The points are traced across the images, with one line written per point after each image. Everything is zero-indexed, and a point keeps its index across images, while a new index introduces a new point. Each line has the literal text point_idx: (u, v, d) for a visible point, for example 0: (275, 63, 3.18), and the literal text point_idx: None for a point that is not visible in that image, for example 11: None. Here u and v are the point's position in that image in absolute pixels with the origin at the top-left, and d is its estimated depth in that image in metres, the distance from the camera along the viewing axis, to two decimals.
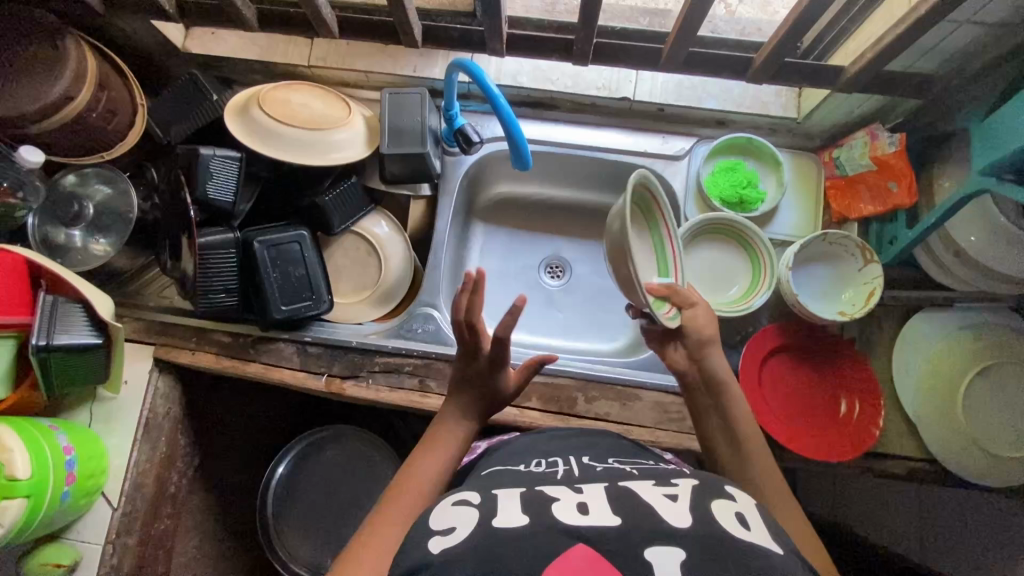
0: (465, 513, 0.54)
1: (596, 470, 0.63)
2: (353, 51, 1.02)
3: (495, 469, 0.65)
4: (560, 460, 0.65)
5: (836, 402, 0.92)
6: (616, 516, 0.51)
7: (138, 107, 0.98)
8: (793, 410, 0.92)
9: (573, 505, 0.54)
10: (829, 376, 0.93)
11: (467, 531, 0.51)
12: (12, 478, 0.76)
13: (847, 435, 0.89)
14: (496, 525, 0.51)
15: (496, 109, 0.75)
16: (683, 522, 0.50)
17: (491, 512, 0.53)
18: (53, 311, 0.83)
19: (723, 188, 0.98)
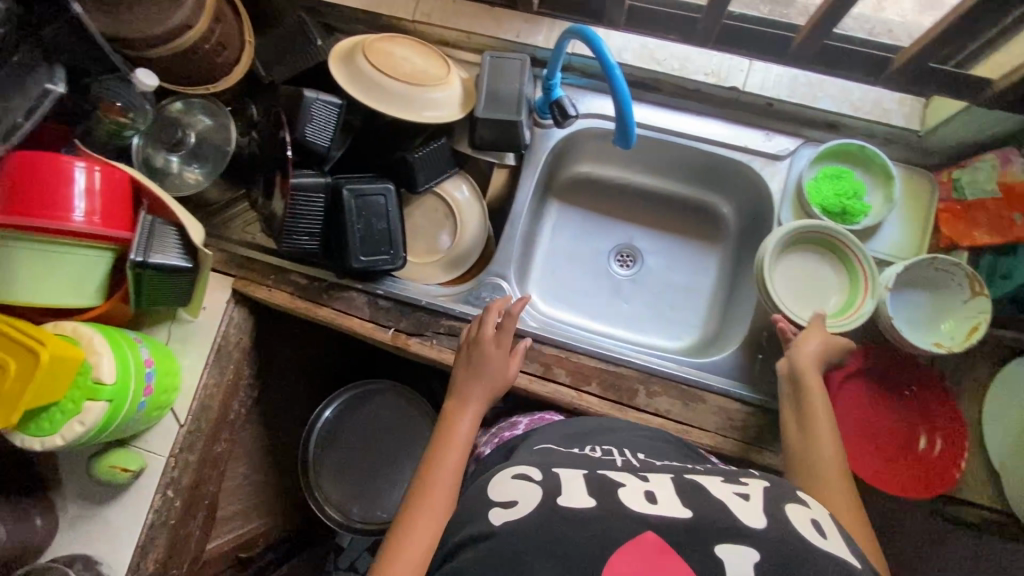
0: (529, 488, 0.61)
1: (655, 464, 0.70)
2: (459, 10, 1.01)
3: (549, 447, 0.73)
4: (616, 453, 0.73)
5: (915, 437, 0.86)
6: (685, 508, 0.57)
7: (246, 44, 1.00)
8: (866, 437, 0.87)
9: (639, 492, 0.60)
10: (912, 408, 0.87)
11: (529, 507, 0.58)
12: (99, 381, 0.81)
13: (920, 471, 0.85)
14: (560, 503, 0.57)
15: (611, 81, 0.73)
16: (755, 521, 0.55)
17: (556, 490, 0.59)
18: (152, 230, 0.87)
19: (825, 196, 0.93)
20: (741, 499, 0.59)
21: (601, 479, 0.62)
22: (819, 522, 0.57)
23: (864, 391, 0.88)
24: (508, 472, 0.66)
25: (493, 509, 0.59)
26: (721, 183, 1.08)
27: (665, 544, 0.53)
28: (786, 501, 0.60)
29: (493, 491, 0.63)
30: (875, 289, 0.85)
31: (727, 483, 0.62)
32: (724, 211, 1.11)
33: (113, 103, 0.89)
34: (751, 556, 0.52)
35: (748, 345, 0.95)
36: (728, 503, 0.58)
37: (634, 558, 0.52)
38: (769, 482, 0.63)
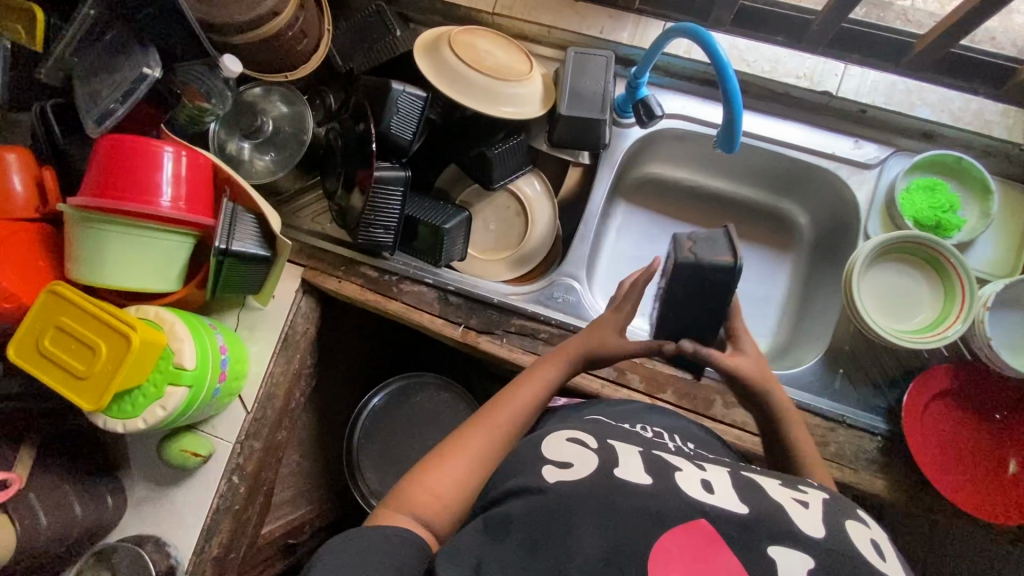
0: (586, 454, 0.60)
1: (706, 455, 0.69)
2: (541, 5, 0.99)
3: (600, 419, 0.74)
4: (663, 437, 0.73)
5: (1005, 462, 0.82)
6: (743, 504, 0.54)
7: (325, 34, 0.99)
8: (953, 458, 0.83)
9: (697, 481, 0.58)
10: (1000, 431, 0.84)
11: (586, 469, 0.58)
12: (180, 366, 0.81)
13: (1010, 498, 0.80)
14: (619, 476, 0.56)
15: (724, 81, 0.71)
16: (816, 531, 0.52)
17: (611, 461, 0.59)
18: (233, 217, 0.87)
19: (919, 209, 0.89)
20: (801, 506, 0.56)
21: (657, 459, 0.62)
22: (880, 544, 0.54)
23: (954, 409, 0.85)
24: (559, 434, 0.66)
25: (547, 465, 0.59)
26: (799, 191, 1.05)
27: (715, 535, 0.51)
28: (846, 516, 0.56)
29: (548, 449, 0.63)
30: (966, 317, 0.81)
31: (786, 487, 0.60)
32: (801, 220, 1.08)
33: (196, 89, 0.89)
34: (802, 561, 0.49)
35: (827, 358, 0.92)
36: (788, 508, 0.55)
37: (682, 541, 0.51)
38: (829, 494, 0.60)
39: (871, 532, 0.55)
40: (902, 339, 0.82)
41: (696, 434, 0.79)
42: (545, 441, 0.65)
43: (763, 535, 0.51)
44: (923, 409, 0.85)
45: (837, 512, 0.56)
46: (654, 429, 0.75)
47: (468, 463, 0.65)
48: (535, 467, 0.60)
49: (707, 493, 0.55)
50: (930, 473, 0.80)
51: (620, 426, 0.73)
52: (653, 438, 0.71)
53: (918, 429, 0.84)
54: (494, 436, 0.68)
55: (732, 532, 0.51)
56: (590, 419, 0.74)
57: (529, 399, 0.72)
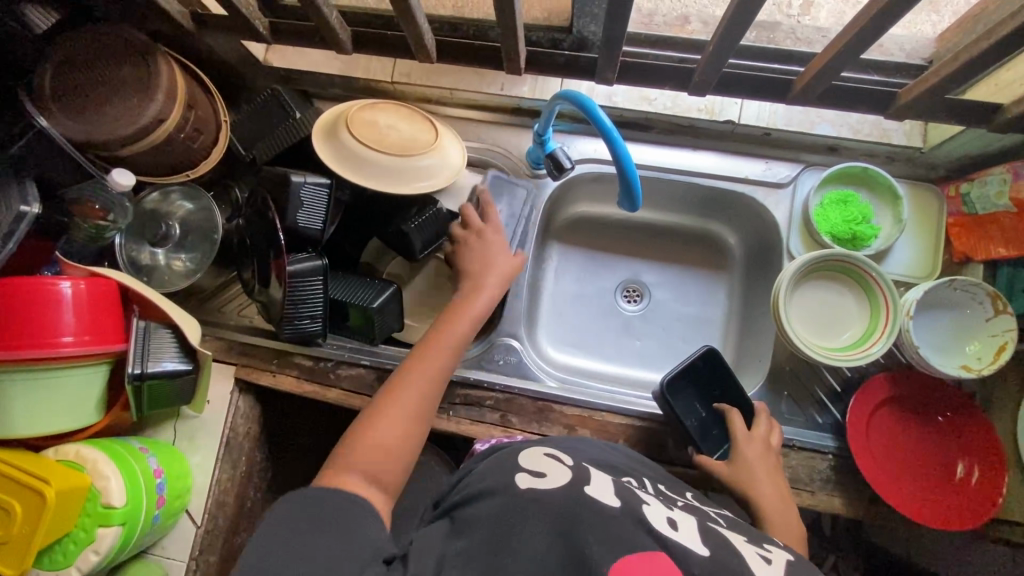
0: (562, 470, 0.61)
1: (679, 505, 0.65)
2: (440, 68, 0.99)
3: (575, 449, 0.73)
4: (640, 482, 0.68)
5: (954, 466, 0.83)
6: (703, 547, 0.53)
7: (221, 125, 0.96)
8: (903, 470, 0.83)
9: (662, 518, 0.57)
10: (946, 434, 0.85)
11: (559, 481, 0.58)
12: (109, 505, 0.77)
13: (964, 502, 0.81)
14: (587, 491, 0.57)
15: (610, 143, 0.73)
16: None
17: (583, 479, 0.60)
18: (146, 337, 0.84)
19: (833, 222, 0.91)
20: (763, 561, 0.54)
21: (629, 490, 0.61)
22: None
23: (897, 418, 0.86)
24: (537, 450, 0.67)
25: (520, 473, 0.60)
26: (723, 212, 1.06)
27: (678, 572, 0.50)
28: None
29: (525, 458, 0.64)
30: (890, 332, 0.82)
31: (749, 543, 0.58)
32: (729, 238, 1.09)
33: (92, 205, 0.86)
34: None
35: (770, 380, 0.92)
36: (749, 558, 0.54)
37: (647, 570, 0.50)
38: (795, 556, 0.58)
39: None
40: (833, 357, 0.84)
41: (651, 471, 0.76)
42: (525, 451, 0.66)
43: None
44: (868, 422, 0.85)
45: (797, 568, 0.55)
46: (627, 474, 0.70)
47: (400, 419, 0.71)
48: (508, 472, 0.61)
49: (672, 528, 0.55)
50: (882, 489, 0.81)
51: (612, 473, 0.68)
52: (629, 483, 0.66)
53: (864, 443, 0.84)
54: (422, 391, 0.74)
55: None
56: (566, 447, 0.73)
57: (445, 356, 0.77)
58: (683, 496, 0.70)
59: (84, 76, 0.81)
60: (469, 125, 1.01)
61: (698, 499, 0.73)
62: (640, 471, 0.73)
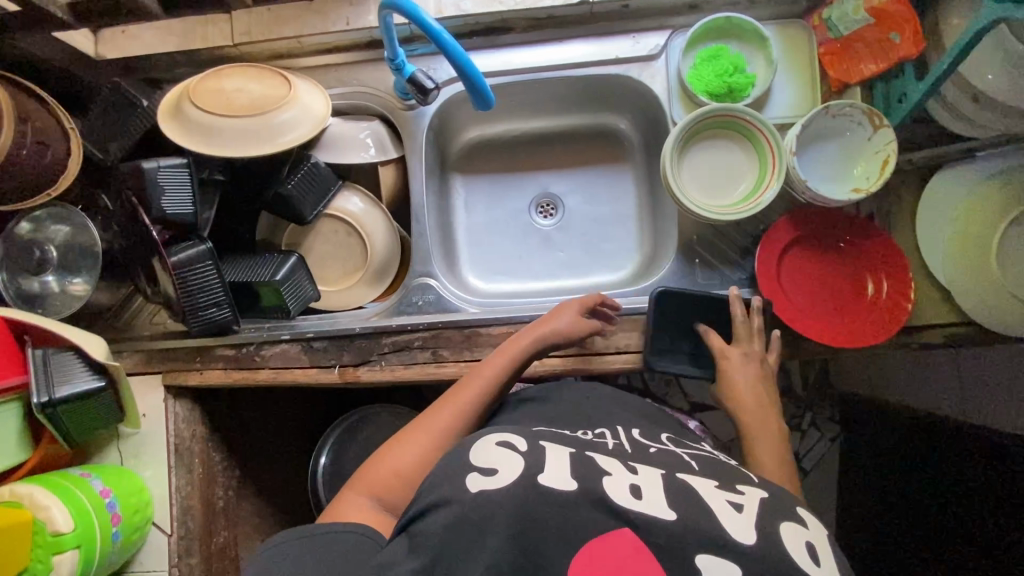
0: (513, 459, 0.56)
1: (650, 452, 0.64)
2: (277, 17, 0.93)
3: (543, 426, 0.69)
4: (609, 433, 0.69)
5: (866, 289, 0.85)
6: (672, 510, 0.50)
7: (70, 132, 0.90)
8: (820, 303, 0.86)
9: (626, 485, 0.53)
10: (855, 260, 0.86)
11: (510, 477, 0.53)
12: (58, 533, 0.78)
13: (880, 316, 0.83)
14: (544, 483, 0.52)
15: (440, 46, 0.70)
16: (749, 538, 0.49)
17: (538, 467, 0.55)
18: (46, 363, 0.81)
19: (707, 80, 0.89)
20: (734, 510, 0.52)
21: (589, 461, 0.57)
22: (815, 547, 0.51)
23: (808, 255, 0.87)
24: (488, 438, 0.61)
25: (470, 474, 0.55)
26: (609, 100, 1.03)
27: (641, 547, 0.48)
28: (782, 516, 0.53)
29: (475, 457, 0.57)
30: (780, 173, 0.83)
31: (722, 489, 0.56)
32: (623, 126, 1.07)
33: None
34: (730, 572, 0.47)
35: (683, 252, 0.92)
36: (720, 511, 0.51)
37: (605, 557, 0.48)
38: (767, 492, 0.57)
39: (809, 533, 0.52)
40: (724, 213, 0.84)
41: (624, 413, 0.77)
42: (473, 445, 0.60)
43: (690, 547, 0.48)
44: (779, 265, 0.87)
45: (776, 512, 0.53)
46: (592, 429, 0.71)
47: (420, 450, 0.69)
48: (457, 474, 0.55)
49: (636, 500, 0.51)
50: (801, 326, 0.83)
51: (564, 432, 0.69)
52: (596, 439, 0.66)
53: (778, 284, 0.86)
54: (451, 421, 0.72)
55: (655, 541, 0.48)
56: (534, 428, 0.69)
57: (483, 391, 0.75)
58: (658, 441, 0.69)
59: None
60: (329, 73, 0.97)
61: (676, 440, 0.71)
62: (612, 419, 0.74)
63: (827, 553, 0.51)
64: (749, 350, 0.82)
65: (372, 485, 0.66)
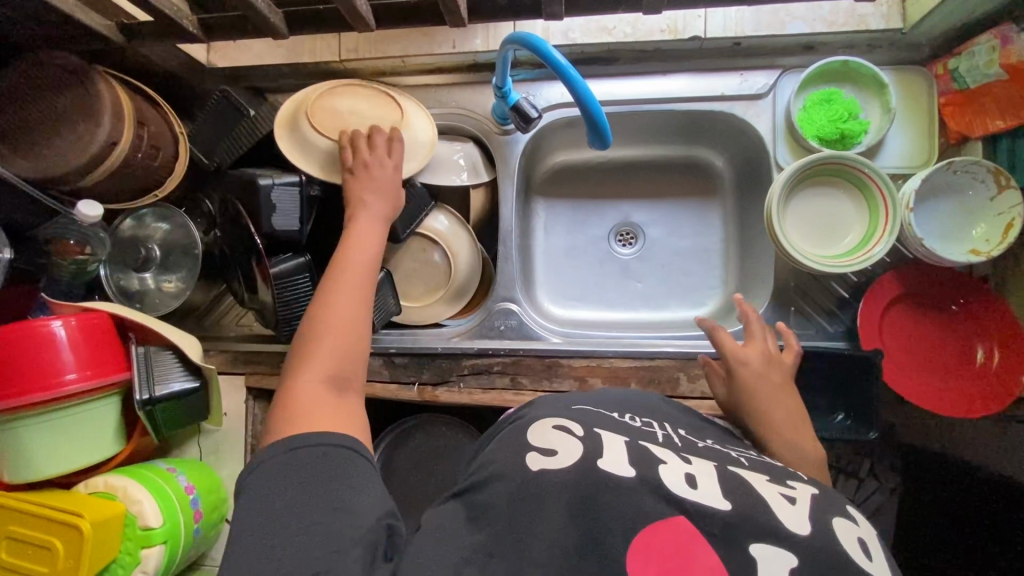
0: (571, 444, 0.56)
1: (700, 446, 0.62)
2: (385, 36, 0.94)
3: (586, 406, 0.67)
4: (659, 425, 0.66)
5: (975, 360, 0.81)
6: (726, 499, 0.49)
7: (178, 136, 0.94)
8: (923, 365, 0.82)
9: (681, 475, 0.52)
10: (964, 323, 0.83)
11: (570, 458, 0.54)
12: (148, 527, 0.80)
13: (988, 385, 0.80)
14: (601, 465, 0.52)
15: (570, 84, 0.70)
16: (802, 528, 0.48)
17: (595, 451, 0.54)
18: (148, 362, 0.84)
19: (820, 125, 0.87)
20: (788, 503, 0.51)
21: (644, 451, 0.56)
22: (867, 542, 0.49)
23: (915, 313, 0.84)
24: (546, 421, 0.61)
25: (531, 453, 0.55)
26: (706, 135, 1.01)
27: (697, 533, 0.47)
28: (832, 513, 0.51)
29: (533, 437, 0.58)
30: (891, 230, 0.79)
31: (773, 482, 0.54)
32: (718, 162, 1.05)
33: (66, 241, 0.86)
34: (788, 561, 0.45)
35: (775, 299, 0.90)
36: (773, 502, 0.50)
37: (660, 539, 0.47)
38: (818, 489, 0.55)
39: (860, 531, 0.50)
40: (830, 264, 0.81)
41: (673, 407, 0.73)
42: (533, 428, 0.60)
43: (745, 536, 0.47)
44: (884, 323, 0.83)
45: (824, 508, 0.51)
46: (643, 417, 0.68)
47: (341, 332, 0.69)
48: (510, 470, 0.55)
49: (690, 488, 0.50)
50: (900, 387, 0.81)
51: (611, 416, 0.66)
52: (643, 427, 0.64)
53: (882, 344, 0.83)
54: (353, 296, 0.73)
55: (711, 529, 0.47)
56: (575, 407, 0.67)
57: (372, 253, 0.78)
58: (705, 437, 0.66)
59: (30, 112, 0.80)
60: (428, 92, 0.98)
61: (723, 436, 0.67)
62: (664, 414, 0.70)
63: (879, 551, 0.49)
64: (766, 350, 0.75)
65: (307, 388, 0.64)
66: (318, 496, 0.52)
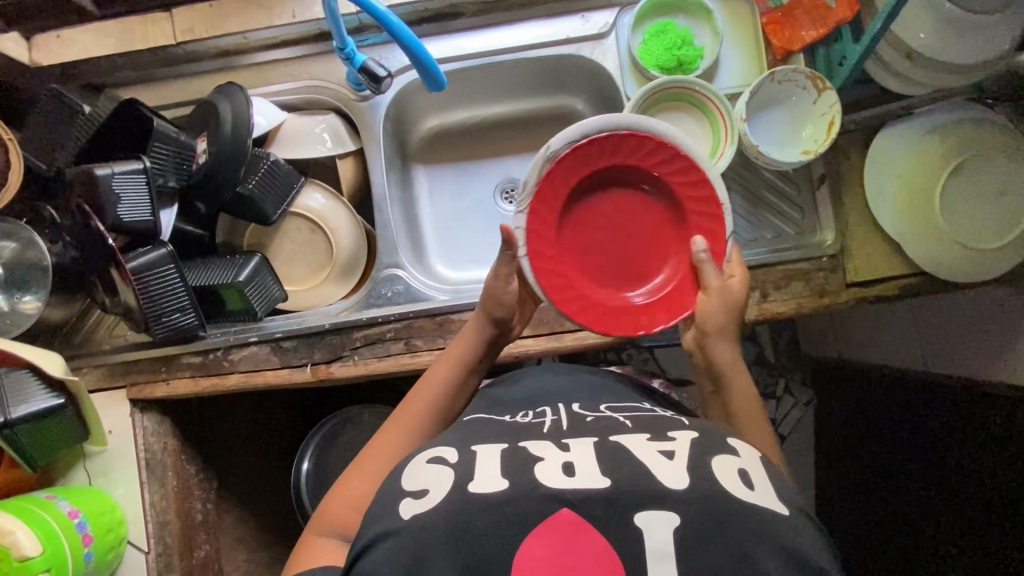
0: (443, 474, 0.55)
1: (587, 421, 0.65)
2: (220, 13, 0.91)
3: (478, 416, 0.68)
4: (550, 410, 0.69)
5: (644, 267, 0.70)
6: (604, 478, 0.51)
7: (7, 143, 0.86)
8: (592, 258, 0.69)
9: (558, 466, 0.53)
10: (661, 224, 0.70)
11: (442, 495, 0.52)
12: (24, 558, 0.74)
13: (661, 299, 0.69)
14: (472, 492, 0.51)
15: (389, 30, 0.71)
16: (679, 483, 0.50)
17: (467, 476, 0.54)
18: (2, 384, 0.78)
19: (657, 54, 0.91)
20: (666, 459, 0.53)
21: (522, 454, 0.56)
22: (748, 473, 0.53)
23: (578, 251, 0.69)
24: (424, 456, 0.60)
25: (402, 502, 0.53)
26: (565, 82, 1.04)
27: (581, 521, 0.48)
28: (715, 452, 0.55)
29: (406, 482, 0.56)
30: (733, 139, 0.85)
31: (653, 441, 0.57)
32: (581, 107, 1.08)
33: None
34: (669, 518, 0.47)
35: None
36: (651, 463, 0.52)
37: (548, 543, 0.47)
38: (698, 432, 0.59)
39: (742, 462, 0.54)
40: None
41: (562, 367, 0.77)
42: (407, 469, 0.58)
43: (627, 509, 0.48)
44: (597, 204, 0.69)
45: (705, 450, 0.55)
46: (532, 408, 0.70)
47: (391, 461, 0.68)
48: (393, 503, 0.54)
49: (568, 479, 0.51)
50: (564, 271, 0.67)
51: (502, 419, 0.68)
52: (532, 421, 0.66)
53: (603, 290, 0.69)
54: (409, 433, 0.70)
55: (591, 512, 0.48)
56: (468, 420, 0.68)
57: (448, 383, 0.74)
58: (596, 411, 0.68)
59: None
60: (278, 68, 0.95)
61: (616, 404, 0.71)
62: (559, 395, 0.73)
63: (762, 479, 0.53)
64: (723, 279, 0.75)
65: (344, 511, 0.64)
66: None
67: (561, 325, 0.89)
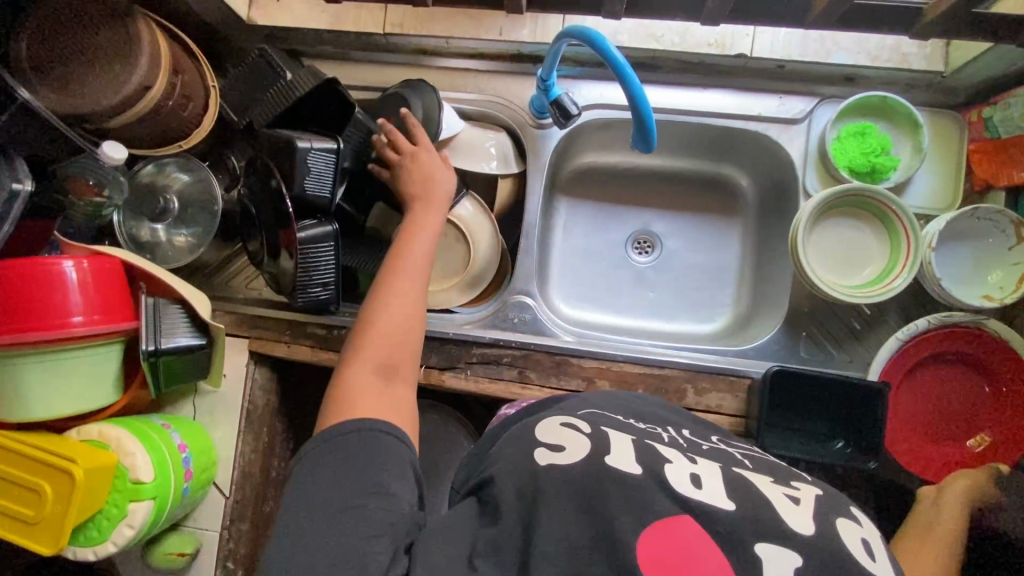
0: (579, 441, 0.57)
1: (703, 448, 0.62)
2: (432, 16, 0.95)
3: (595, 409, 0.68)
4: (666, 430, 0.66)
5: (957, 434, 0.83)
6: (730, 500, 0.50)
7: (210, 91, 0.92)
8: (930, 409, 0.85)
9: (686, 474, 0.54)
10: (980, 406, 0.83)
11: (579, 456, 0.54)
12: (138, 481, 0.78)
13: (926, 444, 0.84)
14: (609, 463, 0.53)
15: (625, 81, 0.71)
16: (806, 529, 0.48)
17: (604, 448, 0.56)
18: (157, 314, 0.83)
19: (851, 156, 0.88)
20: (791, 502, 0.51)
21: (649, 447, 0.57)
22: (870, 543, 0.49)
23: (912, 400, 0.85)
24: (552, 422, 0.62)
25: (538, 450, 0.56)
26: (735, 154, 1.03)
27: (705, 535, 0.48)
28: (837, 513, 0.51)
29: (539, 434, 0.59)
30: (911, 266, 0.81)
31: (778, 483, 0.55)
32: (740, 180, 1.07)
33: (85, 182, 0.84)
34: (792, 560, 0.45)
35: (788, 322, 0.91)
36: (775, 502, 0.51)
37: (668, 538, 0.47)
38: (823, 490, 0.55)
39: (863, 531, 0.51)
40: (852, 294, 0.82)
41: None
42: (539, 426, 0.61)
43: (749, 534, 0.47)
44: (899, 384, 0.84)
45: (829, 508, 0.52)
46: (648, 421, 0.69)
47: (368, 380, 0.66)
48: None
49: (696, 488, 0.51)
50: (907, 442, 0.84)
51: (616, 417, 0.67)
52: (648, 428, 0.65)
53: (906, 444, 0.83)
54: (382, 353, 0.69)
55: None
56: (582, 410, 0.68)
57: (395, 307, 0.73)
58: (710, 441, 0.66)
59: (63, 45, 0.77)
60: (467, 77, 0.98)
61: (726, 440, 0.69)
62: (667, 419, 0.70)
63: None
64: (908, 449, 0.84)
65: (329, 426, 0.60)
66: (334, 519, 0.52)
67: (678, 399, 0.87)
